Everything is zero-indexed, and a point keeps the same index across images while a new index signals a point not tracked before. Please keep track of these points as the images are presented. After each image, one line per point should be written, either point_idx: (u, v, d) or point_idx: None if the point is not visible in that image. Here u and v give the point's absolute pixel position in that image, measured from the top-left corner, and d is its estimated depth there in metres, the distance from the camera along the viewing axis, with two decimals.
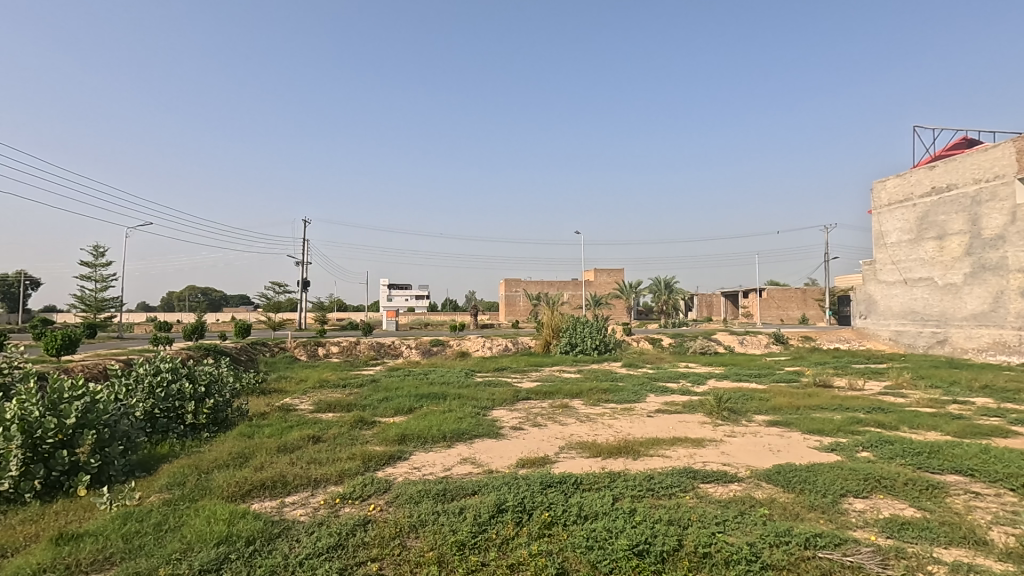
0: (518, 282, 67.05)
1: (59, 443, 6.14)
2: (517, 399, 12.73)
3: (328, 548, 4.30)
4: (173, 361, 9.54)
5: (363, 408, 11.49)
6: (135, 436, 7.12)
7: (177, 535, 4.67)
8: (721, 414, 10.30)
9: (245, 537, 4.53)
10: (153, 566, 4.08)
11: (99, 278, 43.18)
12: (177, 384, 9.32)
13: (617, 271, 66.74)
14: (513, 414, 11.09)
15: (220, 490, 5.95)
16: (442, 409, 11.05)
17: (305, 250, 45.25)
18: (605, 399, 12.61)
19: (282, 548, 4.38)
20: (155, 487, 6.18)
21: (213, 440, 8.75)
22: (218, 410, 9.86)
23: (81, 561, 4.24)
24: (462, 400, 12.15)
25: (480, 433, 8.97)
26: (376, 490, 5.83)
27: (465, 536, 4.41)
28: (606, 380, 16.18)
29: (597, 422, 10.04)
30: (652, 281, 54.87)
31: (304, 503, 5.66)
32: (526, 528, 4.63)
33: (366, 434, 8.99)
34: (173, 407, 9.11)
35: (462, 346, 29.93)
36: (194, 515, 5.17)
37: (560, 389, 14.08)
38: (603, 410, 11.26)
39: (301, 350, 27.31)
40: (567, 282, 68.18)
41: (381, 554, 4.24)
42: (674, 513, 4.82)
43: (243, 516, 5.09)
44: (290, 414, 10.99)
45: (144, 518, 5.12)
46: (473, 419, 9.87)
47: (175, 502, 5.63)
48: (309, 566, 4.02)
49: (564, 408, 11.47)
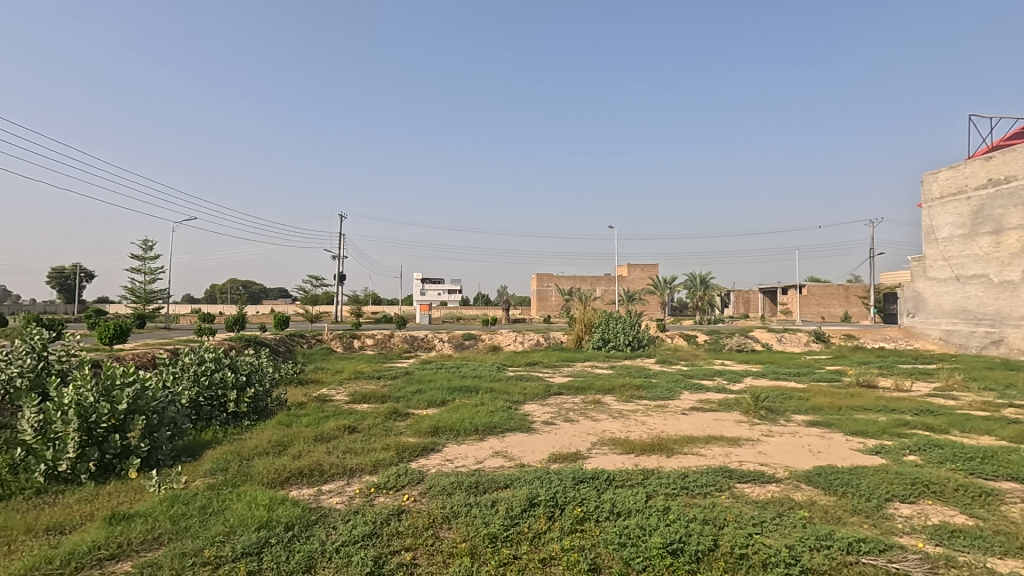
0: (550, 277, 67.03)
1: (112, 428, 6.47)
2: (549, 394, 12.71)
3: (363, 536, 4.39)
4: (217, 351, 9.94)
5: (397, 400, 11.66)
6: (180, 423, 7.44)
7: (221, 519, 4.85)
8: (758, 413, 10.04)
9: (284, 522, 4.67)
10: (199, 547, 4.25)
11: (148, 270, 44.92)
12: (220, 372, 9.68)
13: (651, 267, 65.88)
14: (544, 408, 11.06)
15: (260, 476, 6.15)
16: (474, 403, 11.10)
17: (341, 245, 46.37)
18: (638, 396, 12.48)
19: (320, 534, 4.49)
20: (200, 472, 6.44)
21: (254, 428, 9.04)
22: (258, 399, 10.17)
23: (133, 540, 4.44)
24: (494, 395, 12.21)
25: (512, 427, 8.97)
26: (409, 481, 5.92)
27: (497, 529, 4.44)
28: (639, 377, 15.91)
29: (629, 418, 9.91)
30: (686, 277, 53.97)
31: (341, 492, 5.79)
32: (559, 522, 4.63)
33: (399, 426, 9.12)
34: (217, 395, 9.46)
35: (493, 340, 30.10)
36: (236, 500, 5.34)
37: (593, 385, 13.99)
38: (636, 407, 11.12)
39: (337, 343, 27.98)
40: (600, 278, 67.63)
41: (415, 544, 4.31)
42: (709, 512, 4.74)
43: (281, 502, 5.24)
44: (326, 404, 11.25)
45: (190, 502, 5.33)
46: (505, 414, 9.90)
47: (218, 487, 5.85)
48: (345, 554, 4.11)
49: (596, 404, 11.38)
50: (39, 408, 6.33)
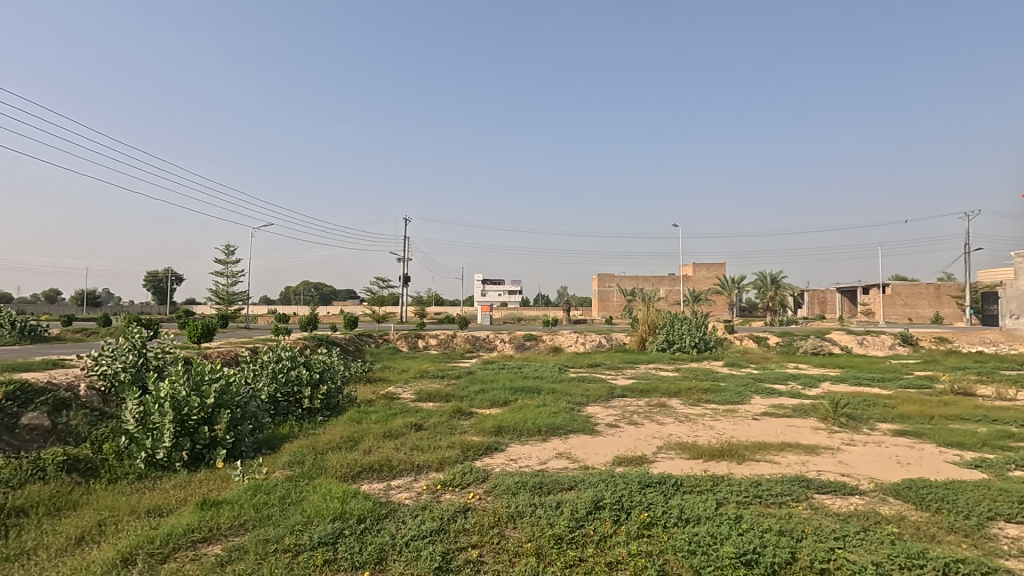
0: (611, 277, 66.11)
1: (201, 420, 6.97)
2: (612, 396, 12.53)
3: (431, 532, 4.51)
4: (292, 350, 10.52)
5: (460, 399, 11.89)
6: (261, 418, 7.93)
7: (299, 509, 5.12)
8: (838, 420, 9.47)
9: (357, 515, 4.87)
10: (280, 534, 4.50)
11: (230, 274, 48.09)
12: (296, 370, 10.23)
13: (718, 266, 63.56)
14: (607, 410, 10.91)
15: (334, 470, 6.43)
16: (536, 403, 11.11)
17: (406, 248, 47.83)
18: (706, 399, 12.09)
19: (390, 528, 4.64)
20: (279, 464, 6.82)
21: (326, 424, 9.47)
22: (330, 396, 10.64)
23: (222, 525, 4.77)
24: (556, 395, 12.18)
25: (574, 428, 8.92)
26: (474, 479, 6.02)
27: (562, 530, 4.43)
28: (706, 380, 15.41)
29: (697, 422, 9.62)
30: (756, 276, 51.72)
31: (408, 487, 5.97)
32: (625, 526, 4.55)
33: (464, 425, 9.28)
34: (293, 391, 10.00)
35: (554, 340, 30.04)
36: (312, 491, 5.63)
37: (657, 387, 13.65)
38: (703, 411, 10.78)
39: (403, 342, 28.86)
40: (664, 278, 65.99)
41: (481, 542, 4.37)
42: (785, 523, 4.52)
43: (354, 495, 5.46)
44: (394, 402, 11.63)
45: (271, 491, 5.67)
46: (568, 415, 9.85)
47: (296, 478, 6.18)
48: (414, 548, 4.23)
49: (662, 407, 11.11)
50: (139, 400, 6.92)
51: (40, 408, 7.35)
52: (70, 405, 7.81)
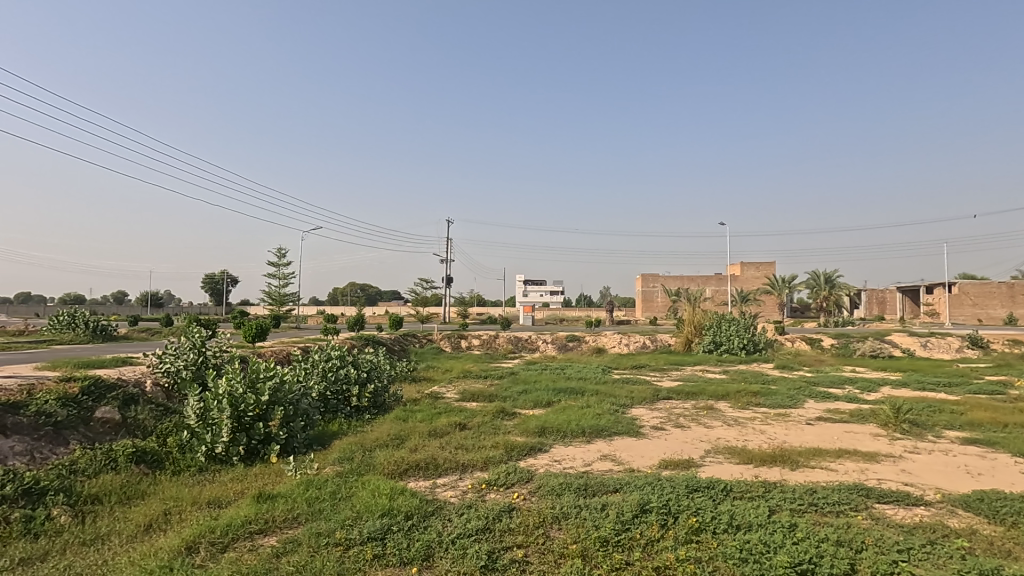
0: (655, 277, 64.97)
1: (257, 416, 7.27)
2: (657, 398, 12.31)
3: (476, 530, 4.55)
4: (341, 349, 10.84)
5: (504, 399, 11.95)
6: (312, 415, 8.21)
7: (349, 504, 5.27)
8: (899, 427, 8.99)
9: (405, 511, 4.97)
10: (332, 528, 4.65)
11: (282, 276, 49.94)
12: (344, 369, 10.54)
13: (768, 265, 61.48)
14: (652, 413, 10.71)
15: (382, 467, 6.59)
16: (580, 405, 11.03)
17: (449, 249, 48.48)
18: (755, 403, 11.71)
19: (436, 525, 4.71)
20: (329, 460, 7.04)
21: (374, 421, 9.71)
22: (377, 394, 10.89)
23: (277, 518, 4.96)
24: (600, 397, 12.07)
25: (619, 430, 8.81)
26: (519, 479, 6.04)
27: (608, 532, 4.39)
28: (756, 382, 14.92)
29: (746, 426, 9.33)
30: (808, 276, 49.77)
31: (454, 486, 6.05)
32: (672, 531, 4.47)
33: (507, 425, 9.32)
34: (342, 389, 10.30)
35: (597, 341, 29.77)
36: (362, 487, 5.78)
37: (704, 389, 13.32)
38: (753, 415, 10.45)
39: (446, 343, 29.25)
40: (710, 277, 64.37)
41: (527, 542, 4.39)
42: (843, 533, 4.33)
43: (401, 492, 5.58)
44: (438, 401, 11.79)
45: (322, 486, 5.85)
46: (612, 417, 9.74)
47: (346, 474, 6.36)
48: (461, 546, 4.28)
49: (709, 411, 10.83)
50: (200, 397, 7.28)
51: (112, 403, 7.83)
52: (137, 400, 8.28)
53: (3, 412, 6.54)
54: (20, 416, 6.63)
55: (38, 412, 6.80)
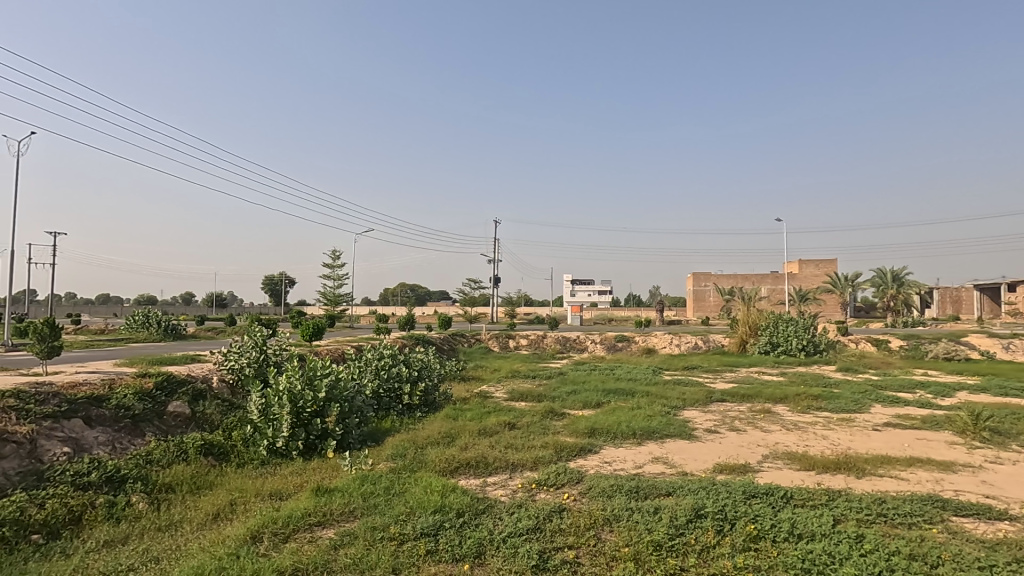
0: (708, 275, 63.19)
1: (315, 412, 7.55)
2: (711, 401, 11.98)
3: (527, 530, 4.56)
4: (393, 348, 11.11)
5: (552, 400, 11.92)
6: (366, 412, 8.45)
7: (402, 500, 5.39)
8: (978, 434, 8.39)
9: (456, 509, 5.04)
10: (386, 523, 4.77)
11: (336, 277, 51.59)
12: (397, 368, 10.79)
13: (829, 263, 58.65)
14: (706, 415, 10.41)
15: (433, 464, 6.71)
16: (630, 406, 10.86)
17: (496, 249, 48.82)
18: (817, 406, 11.20)
19: (487, 524, 4.75)
20: (383, 456, 7.23)
21: (425, 419, 9.89)
22: (428, 393, 11.09)
23: (335, 511, 5.13)
24: (651, 398, 11.84)
25: (671, 433, 8.62)
26: (569, 480, 6.01)
27: (661, 537, 4.30)
28: (816, 385, 14.28)
29: (807, 431, 8.94)
30: (874, 273, 47.16)
31: (504, 485, 6.08)
32: (729, 538, 4.33)
33: (556, 425, 9.29)
34: (395, 387, 10.56)
35: (647, 342, 29.24)
36: (414, 484, 5.91)
37: (761, 392, 12.84)
38: (815, 419, 9.99)
39: (494, 342, 29.44)
40: (766, 276, 62.03)
41: (578, 543, 4.36)
42: (916, 547, 4.07)
43: (453, 490, 5.66)
44: (487, 400, 11.89)
45: (377, 482, 6.02)
46: (664, 419, 9.54)
47: (399, 470, 6.52)
48: (512, 545, 4.30)
49: (766, 414, 10.44)
50: (262, 393, 7.63)
51: (183, 398, 8.32)
52: (205, 395, 8.76)
53: (87, 404, 7.05)
54: (103, 409, 7.13)
55: (118, 405, 7.30)
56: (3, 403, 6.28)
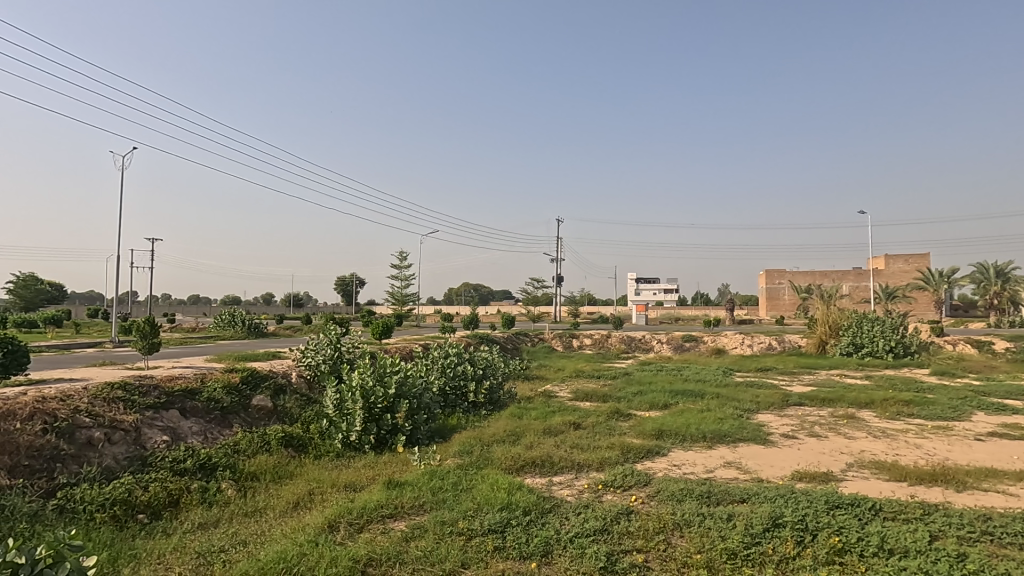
0: (782, 272, 60.06)
1: (385, 408, 7.82)
2: (788, 404, 11.37)
3: (595, 531, 4.51)
4: (459, 346, 11.34)
5: (618, 400, 11.73)
6: (433, 409, 8.67)
7: (470, 496, 5.49)
8: None
9: (522, 507, 5.07)
10: (455, 518, 4.87)
11: (403, 277, 53.19)
12: (462, 366, 11.00)
13: (920, 258, 54.17)
14: (782, 420, 9.90)
15: (499, 462, 6.78)
16: (700, 408, 10.51)
17: (559, 248, 48.67)
18: (908, 413, 10.38)
19: (554, 523, 4.74)
20: (450, 452, 7.39)
21: (490, 417, 10.01)
22: (493, 391, 11.22)
23: (406, 504, 5.29)
24: (722, 401, 11.40)
25: (745, 437, 8.26)
26: (636, 482, 5.89)
27: (736, 544, 4.13)
28: (907, 390, 13.24)
29: (897, 439, 8.30)
30: (974, 268, 43.11)
31: (570, 485, 6.05)
32: (810, 549, 4.11)
33: (622, 426, 9.13)
34: (460, 385, 10.76)
35: (717, 342, 28.19)
36: (481, 480, 5.99)
37: (844, 396, 12.05)
38: (906, 427, 9.26)
39: (557, 342, 29.32)
40: (847, 272, 58.20)
41: (647, 547, 4.27)
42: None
43: (519, 487, 5.70)
44: (551, 400, 11.88)
45: (445, 477, 6.16)
46: (736, 422, 9.16)
47: (466, 467, 6.63)
48: (578, 545, 4.27)
49: (850, 420, 9.79)
50: (337, 389, 8.00)
51: (265, 392, 8.87)
52: (285, 390, 9.29)
53: (182, 397, 7.67)
54: (196, 401, 7.73)
55: (208, 398, 7.88)
56: (113, 394, 6.94)
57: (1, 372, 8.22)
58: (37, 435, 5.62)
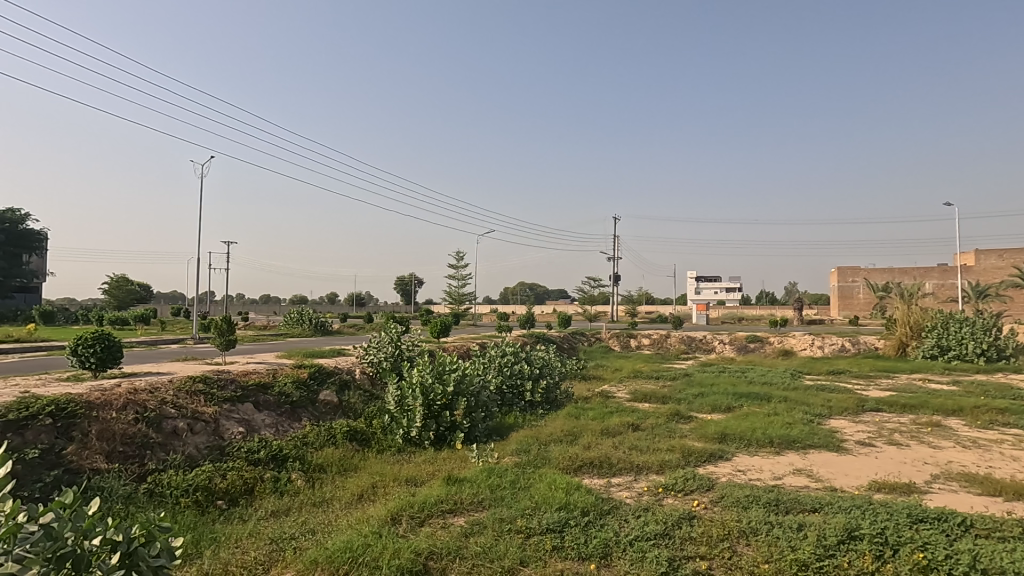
0: (856, 270, 56.58)
1: (444, 405, 7.97)
2: (863, 410, 10.70)
3: (656, 535, 4.42)
4: (515, 346, 11.39)
5: (678, 402, 11.44)
6: (491, 407, 8.76)
7: (528, 494, 5.50)
8: None
9: (581, 507, 5.03)
10: (513, 516, 4.90)
11: (460, 276, 53.99)
12: (519, 365, 11.05)
13: (1016, 253, 49.60)
14: (857, 426, 9.33)
15: (557, 461, 6.77)
16: (766, 412, 10.05)
17: (616, 246, 47.95)
18: (1002, 421, 9.53)
19: (613, 524, 4.69)
20: (508, 451, 7.43)
21: (547, 416, 10.00)
22: (550, 390, 11.19)
23: (465, 501, 5.37)
24: (790, 405, 10.88)
25: (816, 443, 7.85)
26: (698, 486, 5.72)
27: (807, 556, 3.94)
28: (1002, 397, 12.15)
29: (990, 450, 7.64)
30: None
31: (629, 487, 5.95)
32: (891, 566, 3.85)
33: (683, 429, 8.88)
34: (517, 384, 10.81)
35: (784, 343, 26.93)
36: (539, 480, 5.99)
37: (927, 402, 11.21)
38: (1001, 437, 8.50)
39: (615, 342, 28.90)
40: (930, 270, 54.09)
41: (711, 554, 4.13)
42: None
43: (577, 488, 5.66)
44: (609, 400, 11.73)
45: (503, 475, 6.20)
46: (806, 428, 8.71)
47: (523, 465, 6.65)
48: (639, 549, 4.19)
49: (935, 428, 9.09)
50: (398, 385, 8.22)
51: (331, 387, 9.25)
52: (350, 386, 9.64)
53: (256, 391, 8.11)
54: (268, 395, 8.16)
55: (280, 392, 8.30)
56: (195, 387, 7.45)
57: (99, 365, 9.00)
58: (130, 424, 6.10)
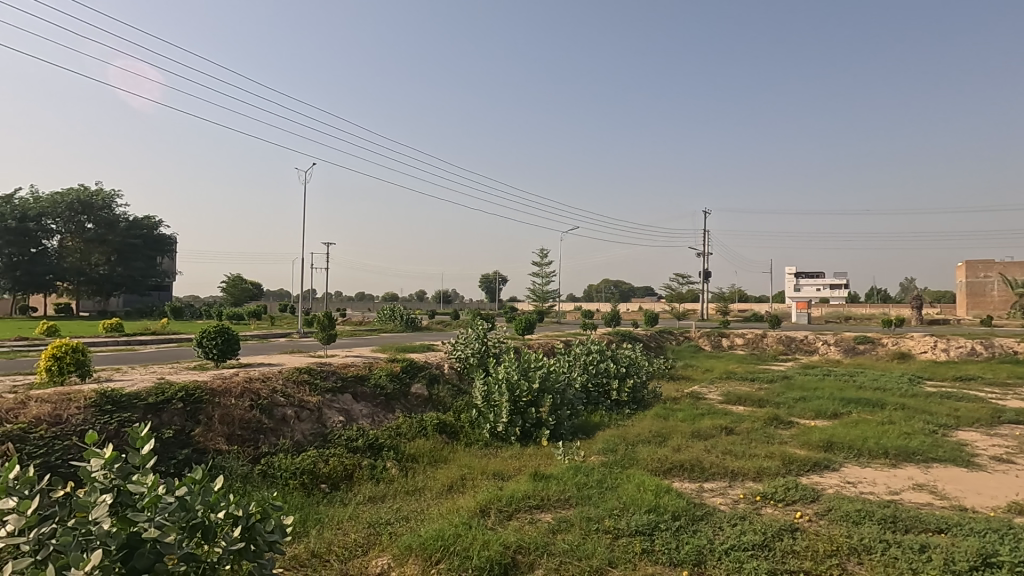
0: (989, 264, 50.17)
1: (530, 402, 8.01)
2: (999, 421, 9.47)
3: (754, 545, 4.18)
4: (601, 344, 11.24)
5: (776, 406, 10.75)
6: (576, 405, 8.72)
7: (615, 494, 5.41)
8: None
9: (671, 511, 4.86)
10: (600, 515, 4.84)
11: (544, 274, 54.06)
12: (604, 363, 10.89)
13: None
14: (992, 440, 8.26)
15: (645, 462, 6.60)
16: (880, 420, 9.17)
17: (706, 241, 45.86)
18: None
19: (706, 531, 4.49)
20: (594, 450, 7.34)
21: (634, 416, 9.77)
22: (637, 389, 10.92)
23: (552, 497, 5.38)
24: (908, 413, 9.86)
25: (940, 457, 7.06)
26: (801, 497, 5.34)
27: None
28: None
29: None
30: None
31: (723, 493, 5.68)
32: None
33: (783, 435, 8.33)
34: (603, 383, 10.66)
35: (899, 345, 24.45)
36: (627, 480, 5.87)
37: None
38: None
39: (705, 341, 27.66)
40: None
41: (817, 570, 3.84)
42: None
43: (666, 491, 5.48)
44: (700, 402, 11.25)
45: (589, 473, 6.14)
46: (928, 439, 7.85)
47: (610, 465, 6.55)
48: (735, 559, 3.98)
49: None
50: (485, 381, 8.39)
51: (421, 380, 9.62)
52: (439, 379, 9.96)
53: (354, 382, 8.61)
54: (365, 387, 8.64)
55: (375, 384, 8.76)
56: (301, 376, 8.04)
57: (220, 356, 9.95)
58: (246, 410, 6.70)
